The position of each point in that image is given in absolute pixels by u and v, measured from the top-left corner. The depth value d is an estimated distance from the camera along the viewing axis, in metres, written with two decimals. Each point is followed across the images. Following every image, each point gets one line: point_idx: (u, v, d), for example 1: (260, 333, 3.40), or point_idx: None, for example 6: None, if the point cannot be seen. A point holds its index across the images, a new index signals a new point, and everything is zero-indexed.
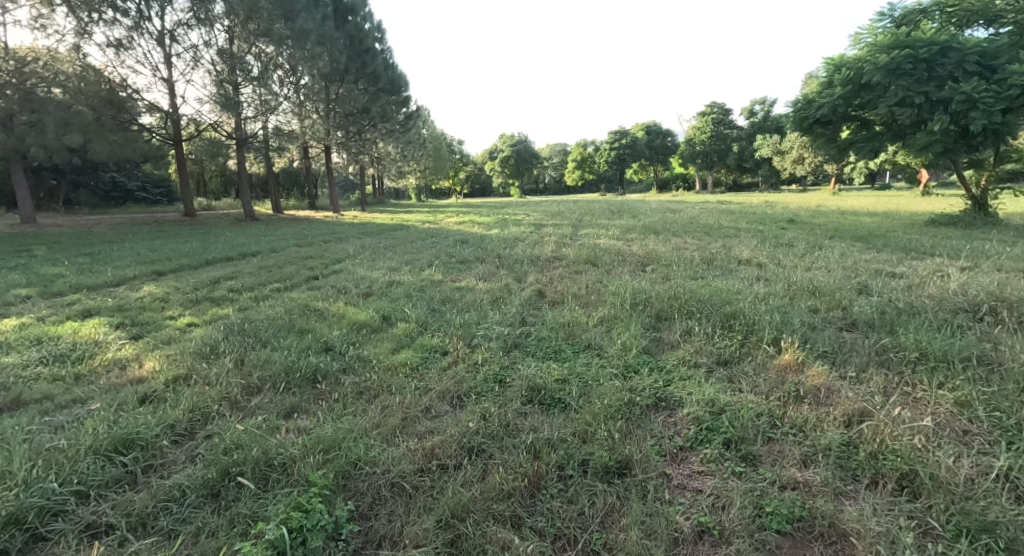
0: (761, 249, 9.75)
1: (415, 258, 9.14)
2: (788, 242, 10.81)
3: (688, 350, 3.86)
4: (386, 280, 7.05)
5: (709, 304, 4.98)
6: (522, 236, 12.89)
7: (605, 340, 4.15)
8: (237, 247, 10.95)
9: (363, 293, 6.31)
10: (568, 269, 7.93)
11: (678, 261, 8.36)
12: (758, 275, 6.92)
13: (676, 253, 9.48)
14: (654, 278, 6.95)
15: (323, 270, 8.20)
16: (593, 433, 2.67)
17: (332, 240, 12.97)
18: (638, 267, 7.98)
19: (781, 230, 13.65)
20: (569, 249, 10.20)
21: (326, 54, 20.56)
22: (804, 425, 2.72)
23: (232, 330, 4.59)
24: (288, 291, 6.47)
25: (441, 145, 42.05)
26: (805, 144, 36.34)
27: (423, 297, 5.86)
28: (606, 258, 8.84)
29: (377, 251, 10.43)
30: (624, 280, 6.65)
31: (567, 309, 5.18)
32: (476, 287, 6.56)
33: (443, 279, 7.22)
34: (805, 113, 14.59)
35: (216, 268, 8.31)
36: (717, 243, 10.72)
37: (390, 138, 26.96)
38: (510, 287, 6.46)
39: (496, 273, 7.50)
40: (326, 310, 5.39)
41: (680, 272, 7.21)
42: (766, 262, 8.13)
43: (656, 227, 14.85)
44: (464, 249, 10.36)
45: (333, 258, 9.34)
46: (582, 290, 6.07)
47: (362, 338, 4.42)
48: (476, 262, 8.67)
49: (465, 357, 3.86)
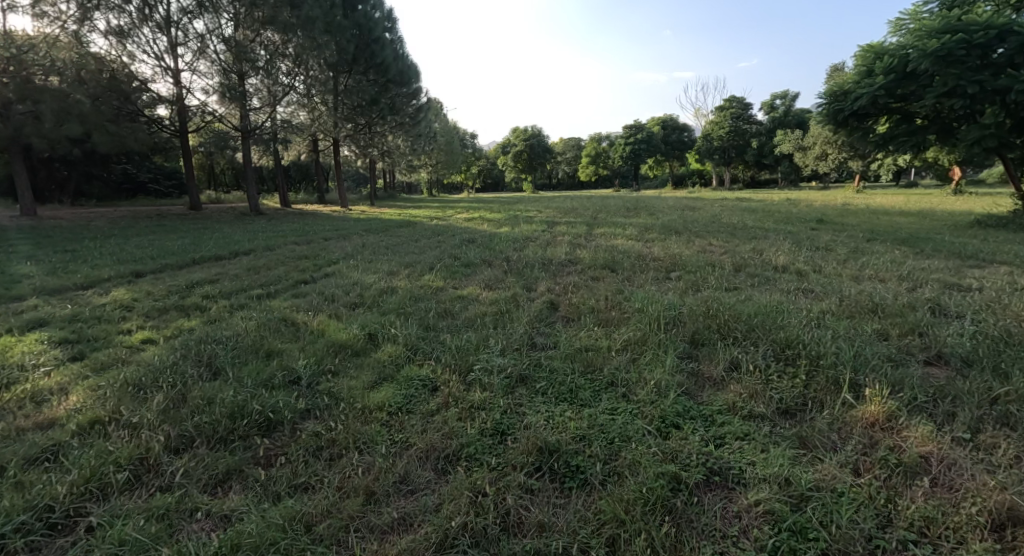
0: (796, 253, 8.86)
1: (416, 259, 8.42)
2: (824, 245, 9.90)
3: (738, 394, 3.08)
4: (381, 288, 6.33)
5: (754, 327, 4.18)
6: (534, 235, 12.11)
7: (632, 375, 3.38)
8: (231, 244, 10.27)
9: (354, 304, 5.60)
10: (584, 275, 7.16)
11: (706, 266, 7.54)
12: (800, 286, 6.10)
13: (701, 256, 8.67)
14: (682, 288, 6.16)
15: (314, 272, 7.50)
16: (630, 542, 1.96)
17: (333, 238, 12.31)
18: (662, 274, 7.17)
19: (814, 232, 12.69)
20: (583, 250, 9.41)
21: (332, 42, 20.10)
22: (930, 529, 1.96)
23: (187, 352, 3.88)
24: (269, 298, 5.77)
25: (452, 139, 41.31)
26: (829, 139, 34.97)
27: (418, 310, 5.13)
28: (626, 263, 8.04)
29: (378, 251, 9.72)
30: (648, 291, 5.87)
31: (585, 330, 4.42)
32: (480, 298, 5.82)
33: (445, 287, 6.48)
34: (840, 105, 13.59)
35: (201, 270, 7.62)
36: (746, 246, 9.85)
37: (399, 130, 26.26)
38: (519, 299, 5.71)
39: (504, 279, 6.77)
40: (306, 325, 4.68)
41: (712, 281, 6.38)
42: (806, 269, 7.27)
43: (676, 227, 13.97)
44: (471, 250, 9.62)
45: (328, 259, 8.62)
46: (601, 304, 5.29)
47: (339, 365, 3.69)
48: (482, 265, 7.93)
49: (459, 396, 3.12)
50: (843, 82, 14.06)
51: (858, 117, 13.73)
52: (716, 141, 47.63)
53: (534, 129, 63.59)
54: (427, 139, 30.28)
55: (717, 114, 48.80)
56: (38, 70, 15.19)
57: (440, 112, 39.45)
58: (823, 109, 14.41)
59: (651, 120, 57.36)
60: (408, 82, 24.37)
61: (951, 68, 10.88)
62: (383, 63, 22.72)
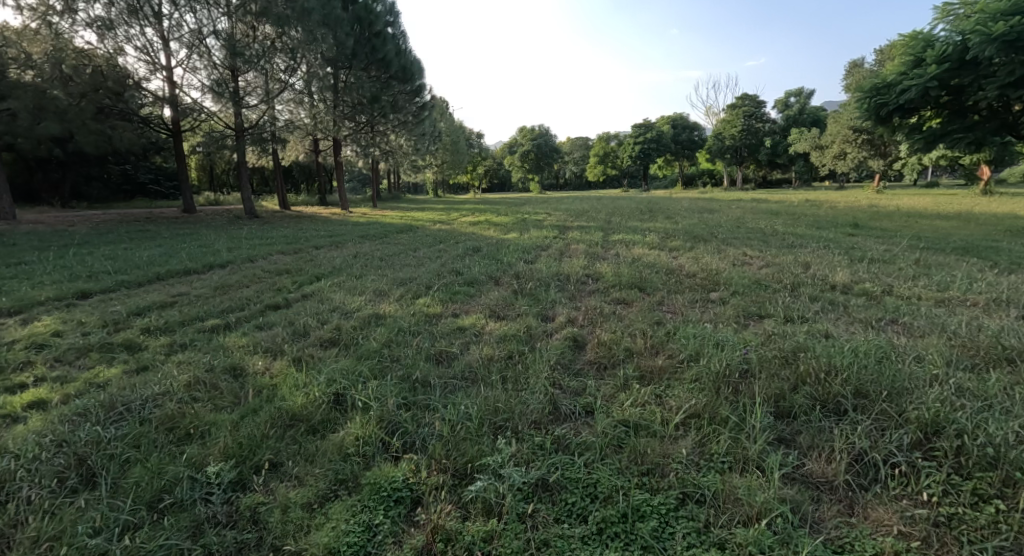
0: (852, 267, 7.66)
1: (412, 275, 7.31)
2: (878, 256, 8.70)
3: (891, 539, 1.99)
4: (367, 317, 5.20)
5: (865, 392, 3.01)
6: (545, 243, 11.00)
7: (713, 484, 2.26)
8: (209, 254, 9.17)
9: (329, 342, 4.46)
10: (609, 297, 6.03)
11: (752, 287, 6.40)
12: (882, 316, 4.93)
13: (742, 272, 7.51)
14: (736, 319, 5.00)
15: (290, 292, 6.40)
16: None
17: (324, 245, 11.21)
18: (705, 299, 6.01)
19: (855, 239, 11.50)
20: (605, 263, 8.27)
21: (330, 36, 18.87)
22: None
23: (68, 428, 2.75)
24: (223, 331, 4.65)
25: (458, 139, 40.19)
26: (848, 136, 33.52)
27: (404, 355, 3.96)
28: (656, 280, 6.92)
29: (371, 264, 8.58)
30: (695, 324, 4.74)
31: (625, 393, 3.28)
32: (488, 331, 4.68)
33: (444, 315, 5.35)
34: (883, 100, 12.38)
35: (159, 289, 6.50)
36: (788, 258, 8.66)
37: (403, 130, 25.16)
38: (536, 334, 4.56)
39: (515, 303, 5.68)
40: (254, 376, 3.53)
41: (770, 310, 5.23)
42: (876, 292, 6.08)
43: (700, 233, 12.78)
44: (475, 261, 8.50)
45: (312, 275, 7.47)
46: (640, 344, 4.13)
47: (279, 455, 2.57)
48: (488, 283, 6.82)
49: (459, 535, 2.05)
50: (885, 75, 12.85)
51: (903, 111, 12.49)
52: (728, 140, 46.14)
53: (541, 129, 62.43)
54: (432, 139, 29.18)
55: (728, 112, 47.37)
56: (11, 64, 15.09)
57: (444, 110, 38.39)
58: (862, 102, 13.18)
59: (660, 120, 56.11)
60: (410, 79, 23.17)
61: (1019, 54, 9.80)
62: (384, 59, 21.58)
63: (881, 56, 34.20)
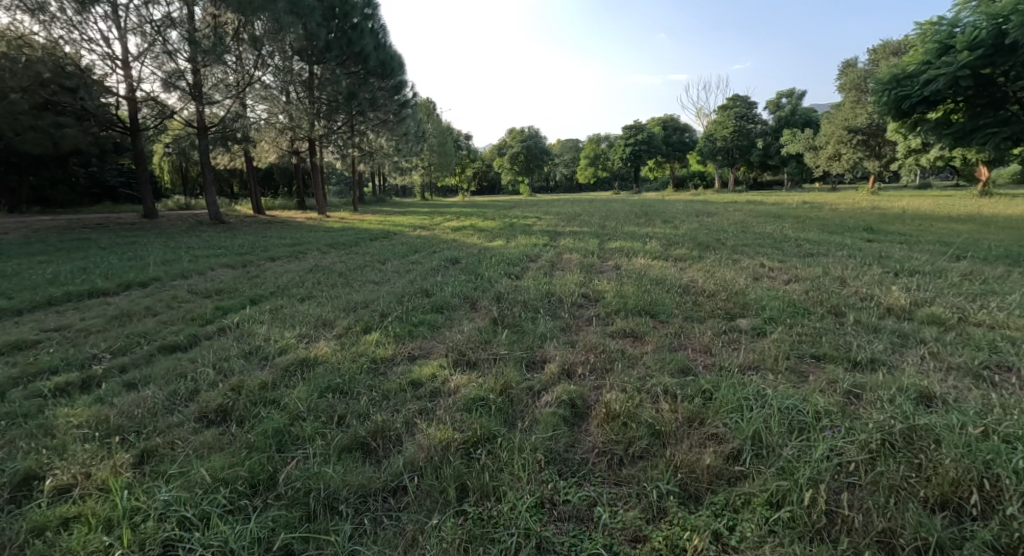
0: (897, 283, 6.42)
1: (368, 298, 5.93)
2: (921, 268, 7.50)
3: None
4: (291, 365, 3.82)
5: None
6: (533, 252, 9.70)
7: None
8: (133, 269, 7.65)
9: (218, 410, 3.07)
10: (614, 328, 4.71)
11: (789, 313, 5.15)
12: (985, 359, 3.68)
13: (770, 289, 6.23)
14: (788, 367, 3.71)
15: (202, 323, 4.96)
16: None
17: (282, 257, 9.77)
18: (736, 331, 4.72)
19: (878, 246, 10.34)
20: (604, 278, 6.96)
21: (299, 26, 17.32)
22: None
23: None
24: (65, 397, 3.22)
25: (445, 140, 38.82)
26: (842, 137, 32.41)
27: (314, 448, 2.62)
28: (670, 302, 5.63)
29: (326, 281, 7.19)
30: (739, 377, 3.43)
31: (664, 537, 2.02)
32: (452, 393, 3.32)
33: (398, 363, 3.98)
34: (906, 92, 11.30)
35: (36, 319, 5.04)
36: (817, 271, 7.43)
37: (383, 130, 23.72)
38: (519, 398, 3.22)
39: (493, 341, 4.34)
40: (46, 503, 2.15)
41: (829, 351, 3.96)
42: (949, 318, 4.83)
43: (705, 239, 11.53)
44: (450, 277, 7.17)
45: (246, 297, 6.06)
46: (667, 419, 2.83)
47: None
48: (462, 308, 5.51)
49: None
50: (907, 64, 11.77)
51: (928, 104, 11.40)
52: (720, 141, 45.19)
53: (530, 131, 61.28)
54: (415, 139, 27.75)
55: (720, 114, 46.39)
56: None
57: (430, 110, 37.01)
58: (882, 95, 12.11)
59: (652, 121, 55.21)
60: (391, 74, 21.70)
61: None
62: (361, 53, 20.04)
63: (875, 56, 33.37)
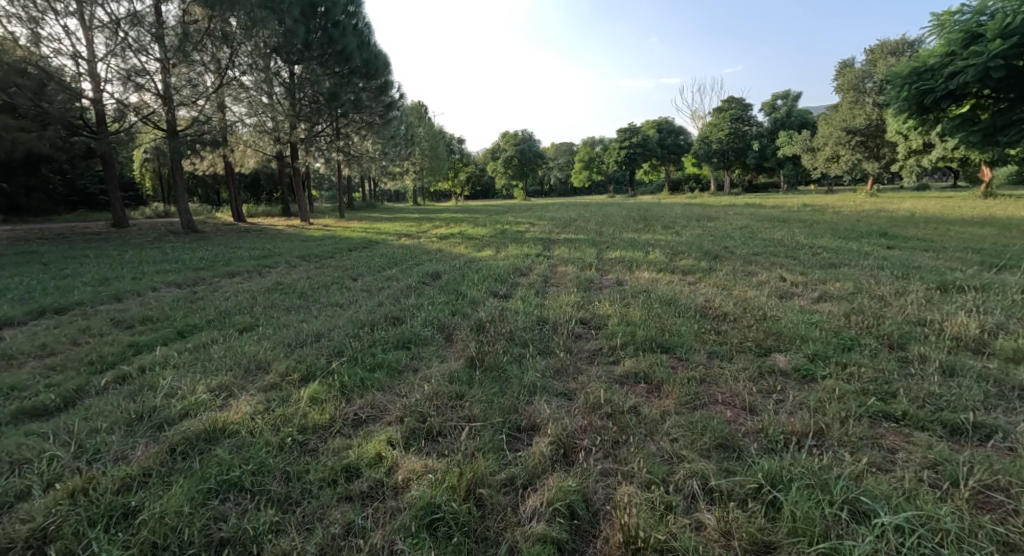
0: (950, 304, 5.40)
1: (320, 328, 4.87)
2: (965, 281, 6.52)
3: None
4: (183, 438, 2.76)
5: None
6: (522, 264, 8.70)
7: None
8: (59, 291, 6.61)
9: (33, 536, 2.08)
10: (622, 372, 3.69)
11: (835, 347, 4.13)
12: None
13: (803, 313, 5.23)
14: (869, 441, 2.69)
15: (100, 368, 3.92)
16: None
17: (244, 272, 8.72)
18: (776, 375, 3.69)
19: (900, 255, 9.38)
20: (604, 299, 5.93)
21: (274, 21, 16.23)
22: None
23: None
24: None
25: (437, 144, 37.82)
26: (841, 138, 31.60)
27: None
28: (686, 330, 4.61)
29: (281, 304, 6.15)
30: (813, 461, 2.39)
31: None
32: (399, 493, 2.34)
33: (334, 432, 2.94)
34: (930, 85, 10.41)
35: None
36: (847, 287, 6.45)
37: (369, 133, 22.66)
38: (493, 507, 2.23)
39: (464, 394, 3.29)
40: None
41: (912, 410, 2.95)
42: None
43: (712, 248, 10.56)
44: (424, 298, 6.13)
45: (174, 328, 5.01)
46: None
47: None
48: (431, 343, 4.47)
49: None
50: (929, 56, 10.87)
51: (952, 98, 10.51)
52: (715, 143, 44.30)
53: (524, 135, 60.51)
54: (404, 142, 26.75)
55: (715, 115, 45.71)
56: None
57: (421, 113, 35.99)
58: (901, 90, 11.23)
59: (647, 123, 54.47)
60: (376, 74, 20.63)
61: None
62: (343, 51, 18.95)
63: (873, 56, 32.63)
